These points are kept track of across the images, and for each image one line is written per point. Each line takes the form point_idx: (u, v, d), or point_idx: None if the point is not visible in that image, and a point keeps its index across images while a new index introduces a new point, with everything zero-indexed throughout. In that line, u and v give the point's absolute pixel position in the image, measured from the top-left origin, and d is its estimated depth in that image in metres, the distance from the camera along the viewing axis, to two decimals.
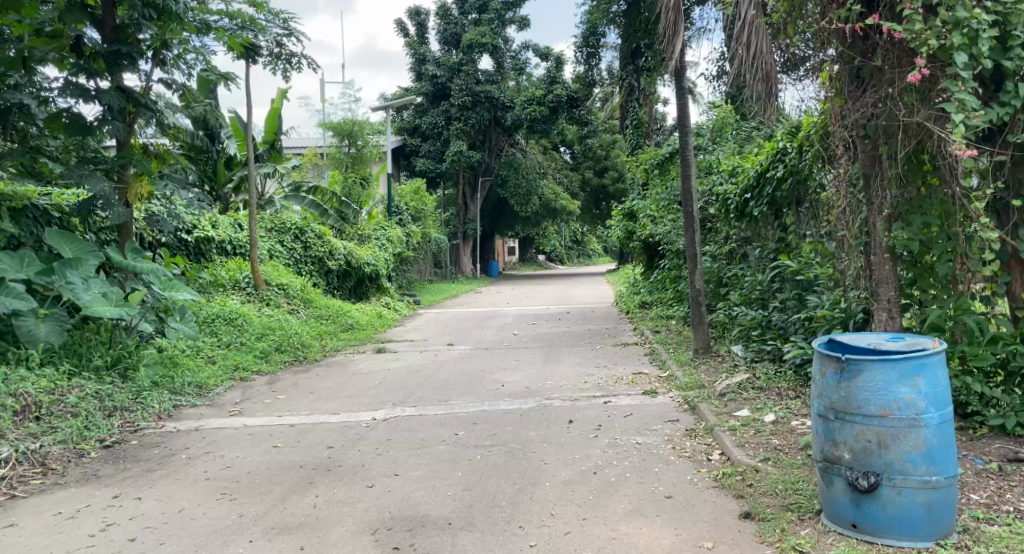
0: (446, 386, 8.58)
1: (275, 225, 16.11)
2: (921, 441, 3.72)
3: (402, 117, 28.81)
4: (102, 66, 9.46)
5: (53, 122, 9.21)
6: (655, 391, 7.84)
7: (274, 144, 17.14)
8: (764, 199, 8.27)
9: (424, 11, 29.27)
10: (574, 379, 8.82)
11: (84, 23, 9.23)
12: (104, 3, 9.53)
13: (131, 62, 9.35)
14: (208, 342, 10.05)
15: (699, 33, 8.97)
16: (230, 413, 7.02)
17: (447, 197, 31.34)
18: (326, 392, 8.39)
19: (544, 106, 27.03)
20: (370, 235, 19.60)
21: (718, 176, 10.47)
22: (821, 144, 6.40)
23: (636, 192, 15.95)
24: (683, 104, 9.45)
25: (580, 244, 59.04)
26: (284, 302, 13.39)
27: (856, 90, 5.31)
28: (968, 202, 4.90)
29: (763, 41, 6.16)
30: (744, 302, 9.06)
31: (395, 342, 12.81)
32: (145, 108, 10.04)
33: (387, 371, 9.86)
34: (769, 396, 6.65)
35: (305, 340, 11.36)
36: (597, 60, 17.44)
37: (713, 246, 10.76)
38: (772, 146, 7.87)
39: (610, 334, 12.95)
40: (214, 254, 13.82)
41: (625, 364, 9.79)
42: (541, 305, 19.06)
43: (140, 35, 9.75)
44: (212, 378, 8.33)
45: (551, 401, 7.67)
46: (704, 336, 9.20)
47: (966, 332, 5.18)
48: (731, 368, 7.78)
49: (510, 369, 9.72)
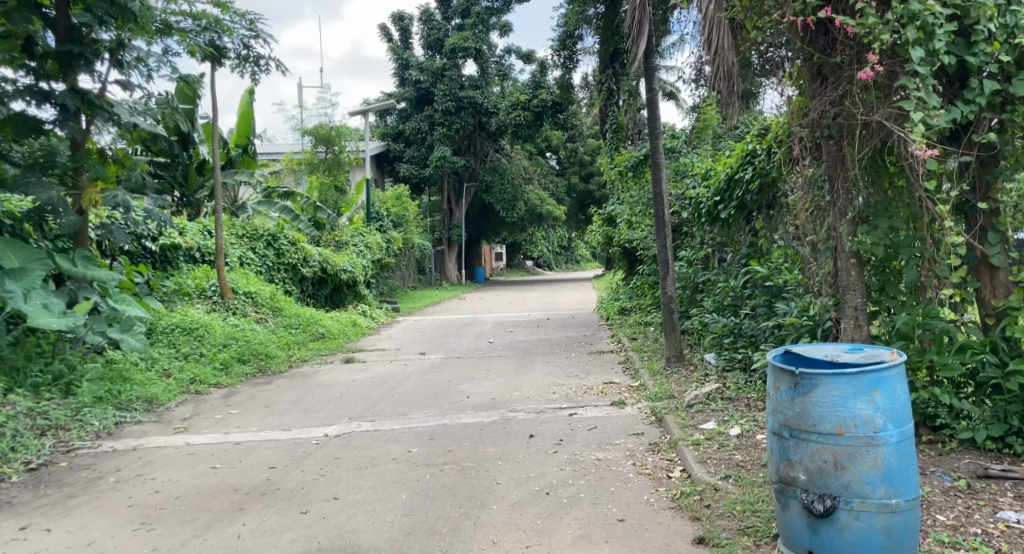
0: (410, 398, 8.28)
1: (246, 232, 15.79)
2: (879, 462, 3.46)
3: (384, 123, 28.52)
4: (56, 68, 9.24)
5: (6, 124, 9.01)
6: (623, 401, 7.56)
7: (247, 148, 16.82)
8: (733, 202, 8.02)
9: (407, 16, 29.04)
10: (542, 389, 8.54)
11: (35, 23, 8.98)
12: (57, 4, 9.23)
13: (85, 63, 9.14)
14: (163, 352, 9.81)
15: (669, 33, 8.62)
16: (174, 430, 6.95)
17: (431, 203, 31.03)
18: (282, 406, 8.11)
19: (529, 111, 26.49)
20: (348, 242, 19.26)
21: (690, 180, 10.22)
22: (786, 145, 6.18)
23: (616, 197, 15.67)
24: (653, 106, 9.21)
25: (568, 250, 58.79)
26: (251, 311, 13.07)
27: (818, 89, 5.08)
28: (933, 205, 4.66)
29: (726, 38, 5.91)
30: (717, 308, 8.80)
31: (365, 351, 12.50)
32: (102, 110, 9.69)
33: (352, 382, 9.58)
34: (736, 408, 6.39)
35: (270, 350, 11.06)
36: (575, 64, 17.04)
37: (688, 252, 10.50)
38: (743, 147, 7.64)
39: (588, 342, 12.67)
40: (181, 261, 13.54)
41: (597, 373, 9.51)
42: (521, 313, 18.75)
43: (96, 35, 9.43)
44: (163, 394, 8.24)
45: (515, 413, 7.39)
46: (677, 344, 8.94)
47: (935, 340, 4.95)
48: (701, 377, 7.51)
49: (478, 379, 9.43)
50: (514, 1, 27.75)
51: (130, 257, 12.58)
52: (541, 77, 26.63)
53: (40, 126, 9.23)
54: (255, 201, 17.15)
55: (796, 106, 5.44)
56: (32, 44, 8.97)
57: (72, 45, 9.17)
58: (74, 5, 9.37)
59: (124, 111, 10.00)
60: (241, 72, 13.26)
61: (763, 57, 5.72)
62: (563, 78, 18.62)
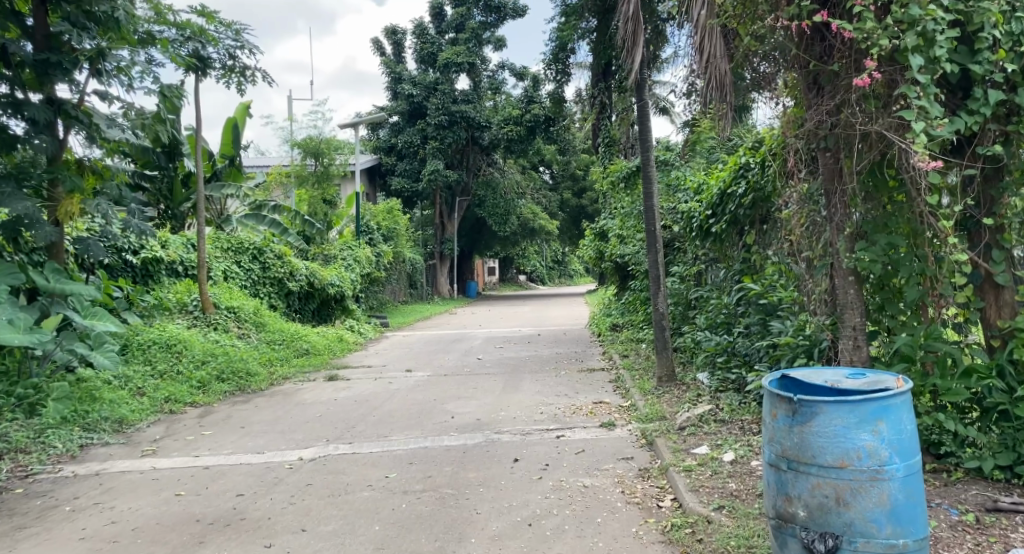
0: (393, 418, 7.98)
1: (232, 245, 15.50)
2: (885, 498, 3.19)
3: (376, 136, 28.31)
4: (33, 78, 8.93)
5: None
6: (613, 423, 7.28)
7: (234, 160, 16.51)
8: (726, 217, 7.78)
9: (400, 30, 28.91)
10: (529, 408, 8.25)
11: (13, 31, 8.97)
12: (35, 11, 8.99)
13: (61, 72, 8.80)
14: (138, 370, 9.52)
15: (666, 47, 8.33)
16: (141, 453, 6.85)
17: (422, 218, 30.67)
18: (259, 427, 7.83)
19: (521, 126, 26.28)
20: (336, 255, 18.96)
21: (683, 194, 9.98)
22: (781, 159, 5.97)
23: (608, 212, 15.43)
24: (644, 118, 8.99)
25: (561, 264, 58.48)
26: (234, 327, 12.74)
27: (813, 99, 4.85)
28: (936, 221, 4.42)
29: (718, 46, 5.77)
30: (709, 325, 8.56)
31: (349, 368, 12.20)
32: (77, 120, 9.45)
33: (334, 401, 9.31)
34: (730, 431, 6.12)
35: (251, 366, 10.77)
36: (568, 78, 16.77)
37: (681, 267, 10.24)
38: (735, 160, 7.43)
39: (578, 359, 12.38)
40: (163, 275, 13.26)
41: (586, 392, 9.23)
42: (512, 328, 18.44)
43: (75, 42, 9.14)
44: (133, 413, 8.07)
45: (500, 434, 7.11)
46: (669, 362, 8.67)
47: (938, 363, 4.71)
48: (694, 398, 7.24)
49: (465, 398, 9.13)
50: (508, 16, 27.61)
51: (110, 271, 12.29)
52: (535, 92, 26.12)
53: (15, 142, 8.95)
54: (240, 214, 16.90)
55: (791, 117, 5.21)
56: (7, 53, 8.65)
57: (49, 53, 8.86)
58: (52, 12, 9.14)
59: (104, 121, 9.74)
60: (227, 83, 13.02)
61: (756, 67, 5.51)
62: (556, 93, 18.42)
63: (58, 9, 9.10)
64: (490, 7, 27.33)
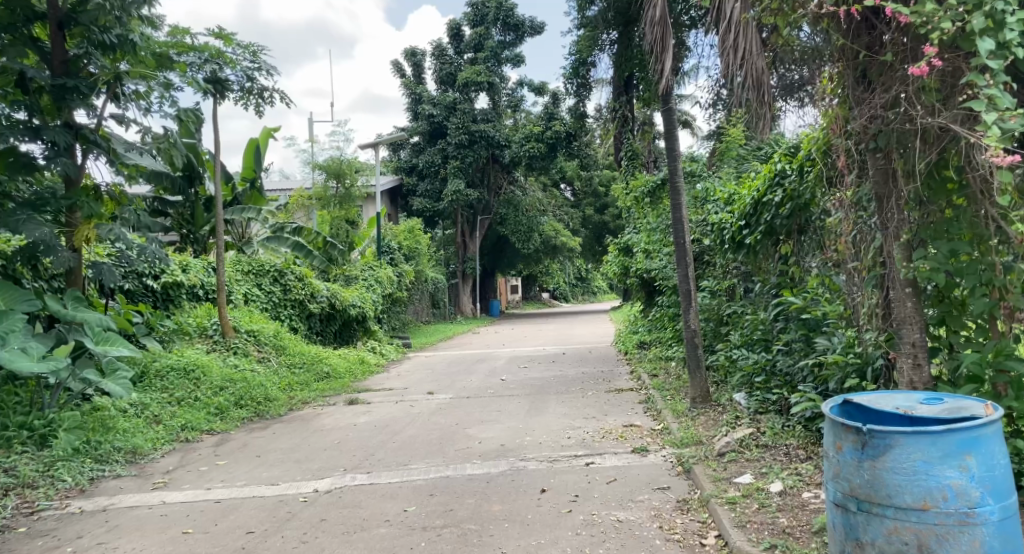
0: (414, 445, 7.62)
1: (252, 267, 15.29)
2: (976, 542, 3.09)
3: (397, 157, 28.15)
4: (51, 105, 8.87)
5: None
6: (646, 448, 6.88)
7: (255, 183, 16.31)
8: (761, 228, 7.34)
9: (420, 51, 28.83)
10: (556, 433, 7.84)
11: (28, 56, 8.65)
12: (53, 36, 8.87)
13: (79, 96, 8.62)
14: (154, 397, 9.22)
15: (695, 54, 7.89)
16: (152, 486, 6.55)
17: (445, 237, 30.39)
18: (275, 456, 7.49)
19: (542, 142, 25.96)
20: (357, 276, 18.68)
21: (712, 204, 9.55)
22: (826, 162, 5.57)
23: (632, 226, 15.03)
24: (671, 130, 8.60)
25: (584, 281, 57.99)
26: (254, 350, 12.45)
27: (862, 95, 4.50)
28: (1005, 224, 4.04)
29: (753, 42, 5.40)
30: (746, 343, 8.12)
31: (370, 391, 11.86)
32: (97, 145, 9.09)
33: (353, 427, 8.96)
34: (775, 457, 5.68)
35: (271, 391, 10.48)
36: (588, 91, 16.40)
37: (711, 282, 9.81)
38: (770, 168, 7.02)
39: (606, 378, 11.94)
40: (183, 299, 13.03)
41: (616, 414, 8.80)
42: (536, 347, 18.02)
43: (92, 67, 9.05)
44: (147, 443, 7.77)
45: (526, 462, 6.72)
46: (703, 382, 8.23)
47: (1012, 384, 4.32)
48: (732, 421, 6.82)
49: (488, 422, 8.74)
50: (526, 33, 27.41)
51: (130, 296, 12.08)
52: (555, 108, 25.74)
53: (32, 163, 8.77)
54: (261, 236, 16.69)
55: (836, 116, 4.84)
56: (23, 79, 8.57)
57: (65, 78, 8.68)
58: (69, 37, 9.02)
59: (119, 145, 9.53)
60: (245, 105, 12.83)
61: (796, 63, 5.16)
62: (576, 109, 18.08)
63: (75, 34, 8.97)
64: (508, 26, 27.15)
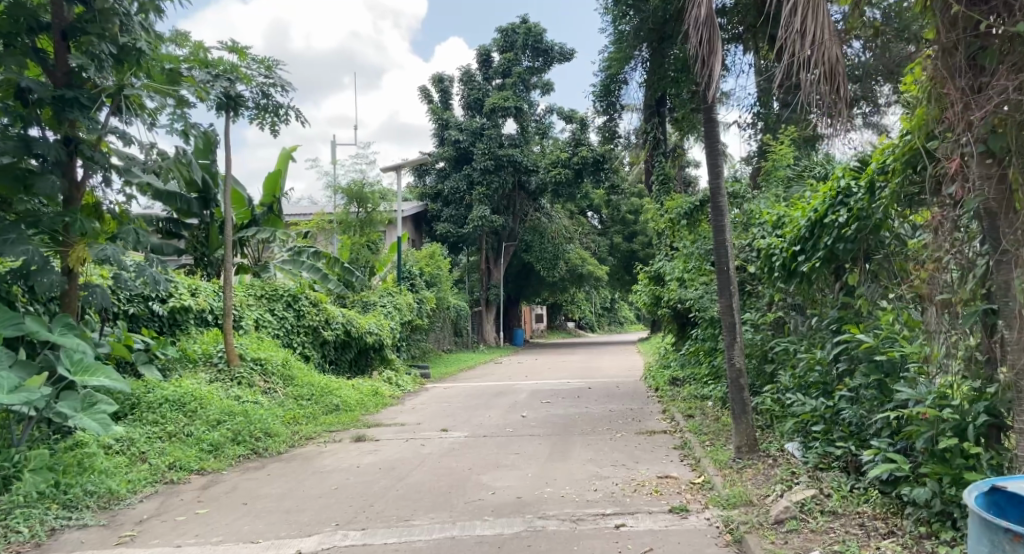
0: (420, 494, 6.74)
1: (265, 291, 14.53)
2: None
3: (423, 182, 27.42)
4: (50, 116, 8.12)
5: None
6: (686, 507, 6.01)
7: (273, 206, 15.48)
8: (818, 255, 6.42)
9: (447, 78, 28.27)
10: (581, 483, 6.92)
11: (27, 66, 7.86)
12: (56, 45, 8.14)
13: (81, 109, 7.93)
14: (143, 432, 8.39)
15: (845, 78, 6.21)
16: (118, 539, 5.72)
17: (469, 264, 29.59)
18: (263, 504, 6.62)
19: (569, 169, 25.20)
20: (375, 302, 17.78)
21: (758, 228, 8.57)
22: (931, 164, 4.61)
23: (664, 254, 14.07)
24: (715, 146, 7.68)
25: (609, 311, 56.87)
26: (260, 381, 11.56)
27: (981, 82, 3.92)
28: None
29: (824, 26, 4.68)
30: (800, 385, 7.19)
31: (381, 427, 10.99)
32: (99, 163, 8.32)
33: (356, 468, 8.09)
34: (848, 530, 4.91)
35: (273, 425, 9.65)
36: (618, 112, 15.45)
37: (754, 314, 8.91)
38: (831, 186, 6.13)
39: (635, 418, 10.96)
40: (191, 325, 12.10)
41: (648, 461, 7.86)
42: (561, 380, 17.06)
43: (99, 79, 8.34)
44: (123, 485, 6.92)
45: (545, 521, 5.82)
46: (748, 429, 7.30)
47: None
48: (788, 477, 6.07)
49: (506, 467, 7.84)
50: (555, 60, 26.82)
51: (133, 321, 11.27)
52: (583, 134, 25.27)
53: (29, 178, 7.96)
54: (277, 260, 15.92)
55: (936, 108, 4.19)
56: (23, 91, 7.85)
57: (66, 90, 7.99)
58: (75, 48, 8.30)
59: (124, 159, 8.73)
60: (260, 125, 11.28)
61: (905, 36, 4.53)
62: (604, 135, 17.15)
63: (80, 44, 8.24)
64: (537, 51, 26.55)
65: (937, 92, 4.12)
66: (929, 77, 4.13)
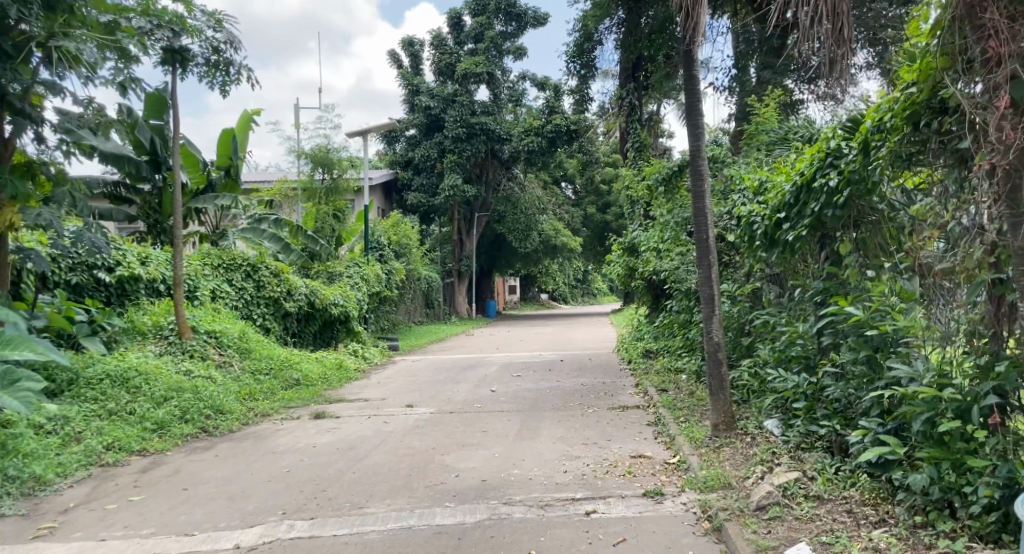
0: (377, 478, 6.27)
1: (223, 261, 13.84)
2: None
3: (392, 150, 26.64)
4: None
5: None
6: (661, 491, 5.60)
7: (231, 171, 14.69)
8: (804, 222, 5.97)
9: (418, 42, 27.37)
10: (550, 465, 6.47)
11: None
12: None
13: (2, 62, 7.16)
14: (80, 410, 7.80)
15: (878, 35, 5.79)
16: (37, 532, 5.20)
17: (441, 234, 29.04)
18: (206, 490, 6.11)
19: (542, 137, 24.61)
20: (342, 273, 17.15)
21: (739, 194, 8.10)
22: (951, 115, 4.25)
23: (638, 223, 13.60)
24: (696, 105, 7.09)
25: (583, 282, 56.68)
26: (214, 355, 10.93)
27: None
28: None
29: None
30: (780, 359, 6.78)
31: (343, 403, 10.47)
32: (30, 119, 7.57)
33: (311, 448, 7.59)
34: (835, 517, 4.52)
35: (225, 401, 9.07)
36: (593, 76, 14.81)
37: (730, 285, 8.51)
38: (820, 147, 5.64)
39: (608, 392, 10.56)
40: (141, 295, 11.40)
41: (621, 439, 7.44)
42: (532, 352, 16.66)
43: (24, 26, 7.44)
44: (50, 469, 6.37)
45: (511, 508, 5.36)
46: (725, 406, 6.89)
47: None
48: (768, 459, 5.69)
49: (471, 446, 7.39)
50: (529, 24, 25.91)
51: (78, 292, 10.62)
52: (556, 102, 24.65)
53: None
54: (238, 228, 15.20)
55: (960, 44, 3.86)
56: None
57: None
58: None
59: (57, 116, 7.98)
60: (210, 83, 10.59)
61: None
62: (578, 100, 16.49)
63: None
64: (510, 15, 25.65)
65: (973, 20, 3.73)
66: (962, 4, 3.75)
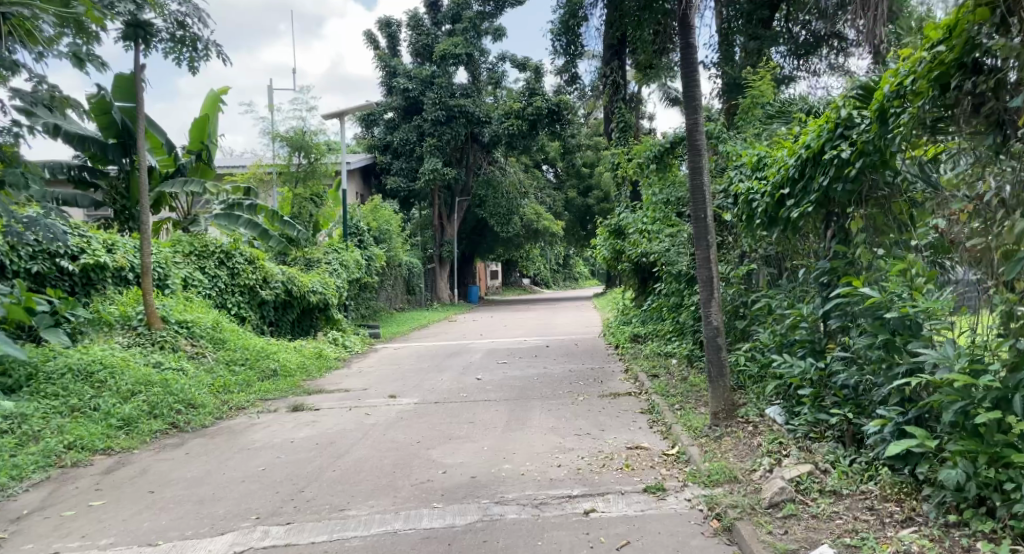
0: (358, 476, 5.86)
1: (195, 248, 13.29)
2: None
3: (371, 134, 26.07)
4: None
5: None
6: (663, 486, 5.22)
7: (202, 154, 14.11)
8: (810, 197, 5.59)
9: (395, 22, 26.74)
10: (543, 459, 6.09)
11: None
12: None
13: None
14: (39, 408, 7.32)
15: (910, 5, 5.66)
16: None
17: (421, 218, 27.77)
18: (173, 492, 5.68)
19: (523, 120, 24.03)
20: (320, 259, 16.62)
21: (736, 169, 7.72)
22: (987, 77, 4.03)
23: (626, 205, 13.04)
24: (693, 74, 6.65)
25: (565, 267, 56.42)
26: (186, 345, 10.44)
27: None
28: None
29: None
30: (782, 344, 6.41)
31: (323, 394, 10.03)
32: None
33: (288, 444, 7.16)
34: (857, 515, 4.20)
35: (197, 395, 8.61)
36: (577, 53, 14.29)
37: (724, 267, 8.16)
38: (829, 117, 5.23)
39: (597, 379, 10.20)
40: (108, 285, 10.85)
41: (615, 429, 7.08)
42: (517, 338, 16.28)
43: None
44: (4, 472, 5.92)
45: (504, 507, 4.98)
46: (725, 395, 6.54)
47: None
48: (776, 450, 5.35)
49: (458, 439, 6.99)
50: (507, 4, 25.25)
51: (40, 281, 10.09)
52: (536, 84, 24.09)
53: None
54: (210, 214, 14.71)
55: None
56: None
57: None
58: None
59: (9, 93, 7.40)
60: (175, 60, 10.04)
61: None
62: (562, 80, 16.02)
63: None
64: None
65: None
66: None
